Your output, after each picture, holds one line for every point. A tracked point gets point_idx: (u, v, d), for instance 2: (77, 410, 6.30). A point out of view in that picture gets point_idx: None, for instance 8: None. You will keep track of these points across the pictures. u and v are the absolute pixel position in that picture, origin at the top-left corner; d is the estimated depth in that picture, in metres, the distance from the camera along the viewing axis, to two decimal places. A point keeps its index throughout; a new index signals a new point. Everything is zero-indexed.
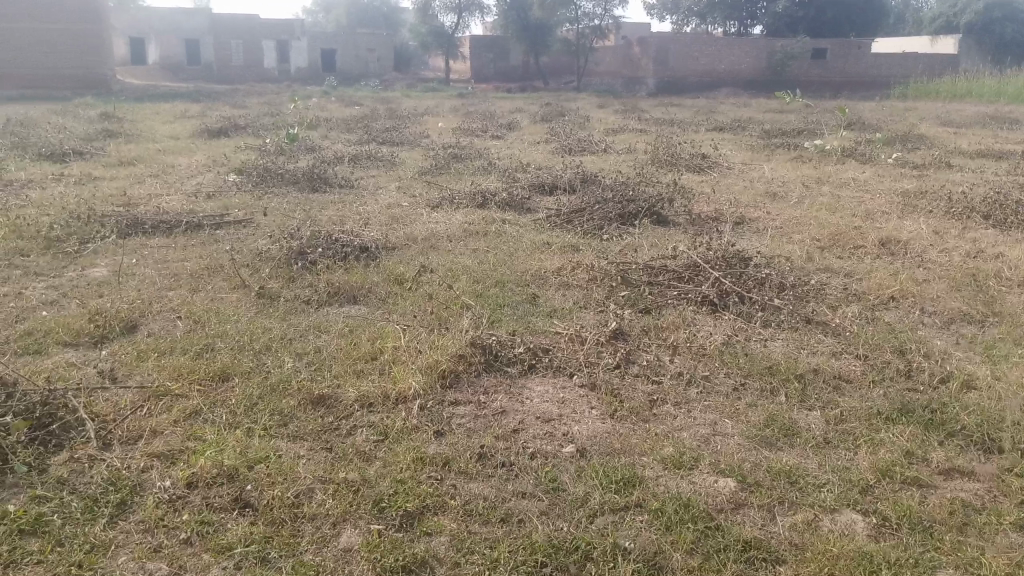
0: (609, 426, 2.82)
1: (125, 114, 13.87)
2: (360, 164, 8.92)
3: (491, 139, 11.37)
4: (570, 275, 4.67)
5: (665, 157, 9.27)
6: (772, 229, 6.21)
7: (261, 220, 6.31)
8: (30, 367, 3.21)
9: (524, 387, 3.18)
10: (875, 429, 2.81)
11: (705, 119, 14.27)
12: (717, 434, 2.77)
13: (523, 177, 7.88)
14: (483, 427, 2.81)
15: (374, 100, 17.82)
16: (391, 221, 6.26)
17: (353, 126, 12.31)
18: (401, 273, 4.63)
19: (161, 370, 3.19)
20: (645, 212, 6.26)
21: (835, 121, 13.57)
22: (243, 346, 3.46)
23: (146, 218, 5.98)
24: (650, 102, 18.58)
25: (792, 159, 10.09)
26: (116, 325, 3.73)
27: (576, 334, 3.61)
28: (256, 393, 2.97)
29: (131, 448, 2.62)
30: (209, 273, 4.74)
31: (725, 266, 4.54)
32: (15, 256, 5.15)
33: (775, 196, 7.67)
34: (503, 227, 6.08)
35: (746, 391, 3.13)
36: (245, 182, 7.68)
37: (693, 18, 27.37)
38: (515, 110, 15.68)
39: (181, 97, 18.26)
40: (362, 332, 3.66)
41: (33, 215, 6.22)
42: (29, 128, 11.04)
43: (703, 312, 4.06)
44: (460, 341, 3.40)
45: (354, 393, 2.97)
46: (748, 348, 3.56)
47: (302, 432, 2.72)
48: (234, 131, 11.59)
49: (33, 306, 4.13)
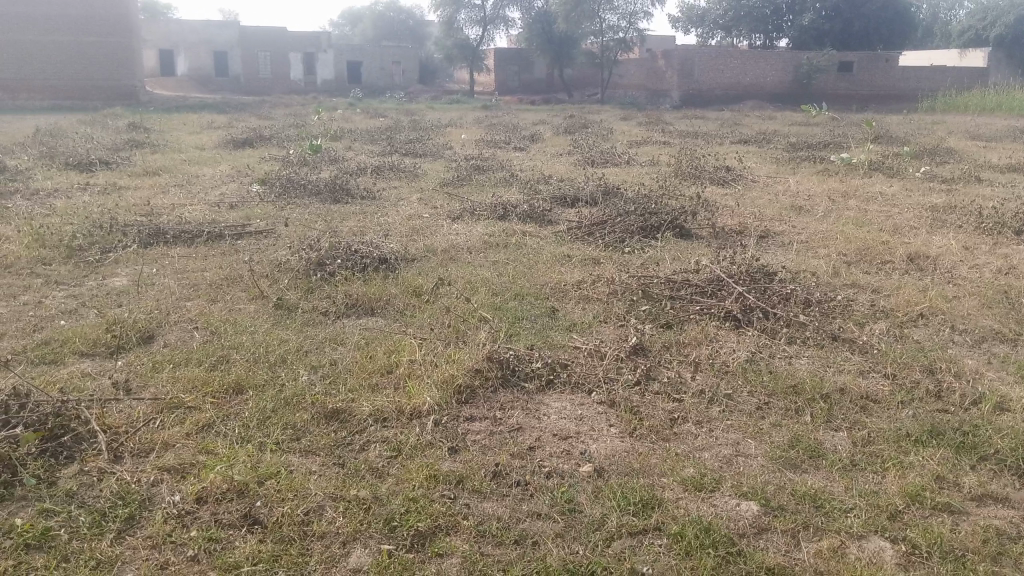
0: (628, 445, 2.75)
1: (152, 124, 14.03)
2: (382, 175, 8.92)
3: (513, 151, 11.35)
4: (590, 288, 4.60)
5: (688, 170, 9.19)
6: (797, 243, 6.11)
7: (281, 230, 6.31)
8: (44, 377, 3.20)
9: (541, 403, 3.12)
10: (903, 452, 2.72)
11: (730, 131, 14.15)
12: (740, 455, 2.69)
13: (545, 189, 7.83)
14: (499, 443, 2.75)
15: (397, 112, 17.92)
16: (411, 232, 6.24)
17: (376, 137, 12.34)
18: (419, 285, 4.59)
19: (175, 381, 3.16)
20: (668, 225, 6.18)
21: (861, 133, 13.41)
22: (258, 358, 3.43)
23: (168, 227, 6.00)
24: (674, 115, 18.51)
25: (818, 172, 9.97)
26: (133, 335, 3.71)
27: (596, 349, 3.55)
28: (269, 406, 2.93)
29: (142, 461, 2.60)
30: (228, 283, 4.74)
31: (749, 281, 4.46)
32: (37, 265, 5.18)
33: (801, 209, 7.56)
34: (523, 239, 6.03)
35: (770, 410, 3.05)
36: (267, 192, 7.71)
37: (719, 30, 27.28)
38: (539, 122, 15.67)
39: (207, 108, 18.44)
40: (378, 345, 3.62)
41: (57, 224, 6.26)
42: (57, 138, 11.18)
43: (725, 327, 3.98)
44: (477, 355, 3.35)
45: (368, 407, 2.92)
46: (773, 365, 3.47)
47: (314, 447, 2.68)
48: (258, 141, 11.66)
49: (52, 315, 4.14)
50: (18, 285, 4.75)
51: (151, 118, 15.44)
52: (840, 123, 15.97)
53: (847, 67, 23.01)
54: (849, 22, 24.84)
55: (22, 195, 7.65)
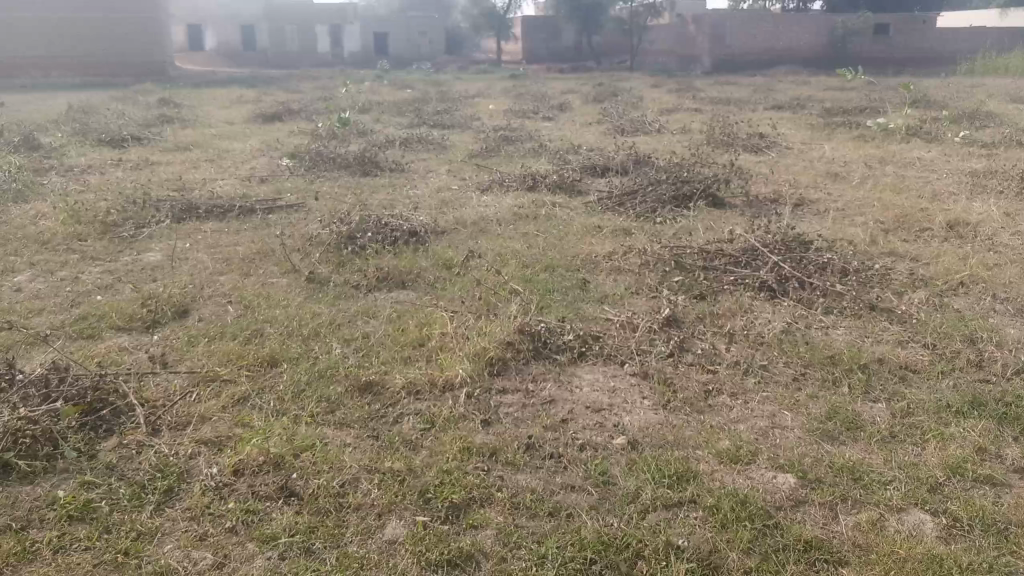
0: (662, 417, 2.73)
1: (183, 99, 14.10)
2: (411, 148, 8.90)
3: (543, 121, 11.25)
4: (622, 259, 4.56)
5: (720, 138, 9.05)
6: (833, 210, 6.00)
7: (312, 204, 6.33)
8: (82, 352, 3.25)
9: (574, 375, 3.10)
10: (944, 423, 2.67)
11: (763, 97, 13.86)
12: (776, 426, 2.66)
13: (575, 159, 7.76)
14: (532, 416, 2.74)
15: (425, 83, 17.84)
16: (441, 204, 6.22)
17: (404, 109, 12.29)
18: (450, 258, 4.58)
19: (211, 355, 3.20)
20: (700, 194, 6.10)
21: (899, 98, 13.09)
22: (292, 331, 3.44)
23: (200, 202, 6.04)
24: (706, 82, 18.20)
25: (853, 138, 9.76)
26: (168, 309, 3.75)
27: (628, 321, 3.52)
28: (304, 379, 2.95)
29: (180, 434, 2.63)
30: (260, 257, 4.77)
31: (784, 250, 4.39)
32: (73, 241, 5.26)
33: (837, 176, 7.42)
34: (553, 210, 5.99)
35: (806, 381, 3.01)
36: (297, 166, 7.73)
37: None
38: (568, 91, 15.50)
39: (237, 82, 18.49)
40: (410, 318, 3.62)
41: (91, 200, 6.33)
42: (90, 115, 11.30)
43: (760, 298, 3.93)
44: (509, 328, 3.34)
45: (400, 380, 2.93)
46: (809, 336, 3.42)
47: (348, 419, 2.69)
48: (287, 115, 11.68)
49: (89, 291, 4.19)
50: (55, 261, 4.81)
51: (181, 93, 15.51)
52: (876, 88, 15.60)
53: (883, 29, 22.42)
54: None
55: (57, 172, 7.75)
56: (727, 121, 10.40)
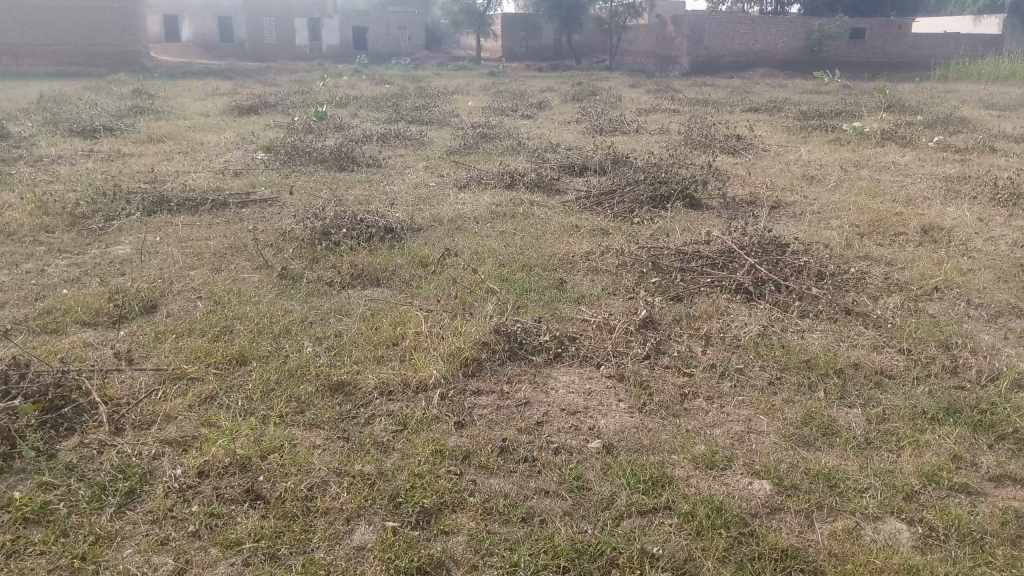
0: (637, 421, 2.70)
1: (157, 90, 13.89)
2: (388, 143, 8.82)
3: (521, 118, 11.21)
4: (599, 259, 4.53)
5: (698, 139, 9.05)
6: (809, 213, 6.02)
7: (287, 198, 6.24)
8: (45, 347, 3.16)
9: (549, 377, 3.06)
10: (919, 430, 2.66)
11: (741, 99, 13.92)
12: (751, 431, 2.64)
13: (553, 158, 7.72)
14: (506, 418, 2.70)
15: (403, 78, 17.72)
16: (418, 201, 6.15)
17: (382, 105, 12.19)
18: (425, 256, 4.52)
19: (178, 352, 3.12)
20: (677, 195, 6.09)
21: (875, 102, 13.20)
22: (262, 329, 3.37)
23: (172, 195, 5.93)
24: (684, 82, 18.27)
25: (830, 141, 9.81)
26: (135, 304, 3.66)
27: (604, 322, 3.49)
28: (273, 377, 2.88)
29: (144, 433, 2.56)
30: (232, 252, 4.68)
31: (760, 253, 4.38)
32: (40, 233, 5.13)
33: (813, 179, 7.45)
34: (531, 209, 5.94)
35: (782, 386, 2.99)
36: (272, 160, 7.63)
37: None
38: (547, 90, 15.47)
39: (212, 74, 18.26)
40: (384, 316, 3.57)
41: (60, 191, 6.20)
42: (61, 104, 11.07)
43: (737, 301, 3.91)
44: (484, 328, 3.30)
45: (373, 380, 2.87)
46: (785, 340, 3.41)
47: (318, 420, 2.63)
48: (263, 108, 11.53)
49: (54, 284, 4.09)
50: (21, 253, 4.69)
51: (156, 84, 15.30)
52: (852, 92, 15.73)
53: (860, 34, 22.62)
54: None
55: (25, 162, 7.59)
56: (705, 122, 10.42)
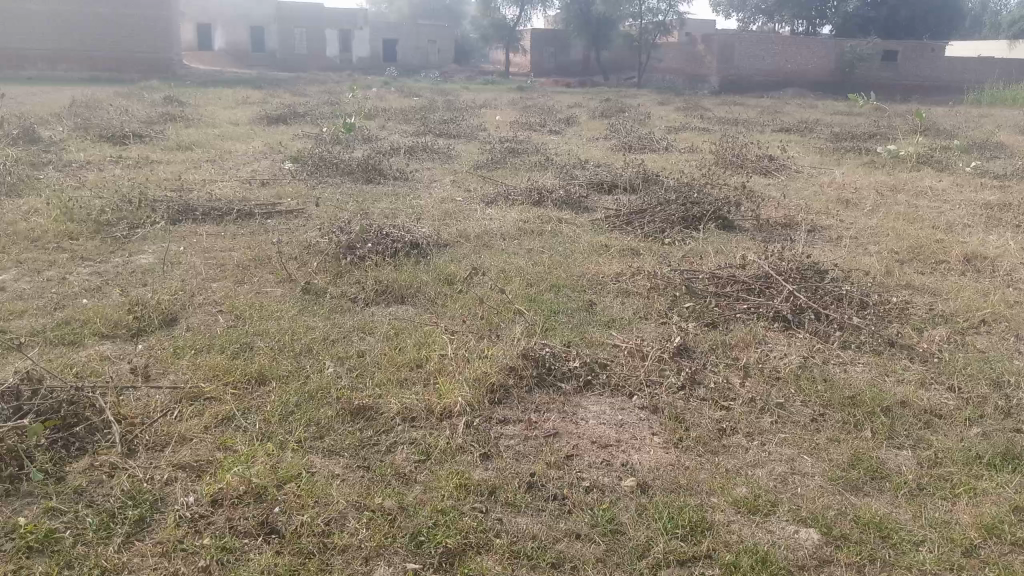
0: (673, 457, 2.55)
1: (188, 98, 13.96)
2: (415, 156, 8.74)
3: (549, 134, 11.11)
4: (630, 281, 4.39)
5: (730, 159, 8.90)
6: (845, 238, 5.84)
7: (313, 210, 6.17)
8: (60, 361, 3.07)
9: (579, 406, 2.92)
10: (975, 476, 2.49)
11: (771, 119, 13.74)
12: (795, 472, 2.49)
13: (582, 175, 7.60)
14: (534, 450, 2.56)
15: (432, 91, 17.71)
16: (445, 216, 6.06)
17: (410, 117, 12.15)
18: (452, 273, 4.41)
19: (195, 369, 3.02)
20: (710, 216, 5.93)
21: (910, 125, 12.97)
22: (283, 347, 3.26)
23: (198, 204, 5.87)
24: (714, 101, 18.12)
25: (864, 164, 9.62)
26: (154, 317, 3.57)
27: (637, 348, 3.35)
28: (292, 399, 2.77)
29: (157, 456, 2.45)
30: (255, 264, 4.60)
31: (799, 279, 4.21)
32: (64, 240, 5.08)
33: (848, 203, 7.26)
34: (559, 227, 5.82)
35: (826, 423, 2.84)
36: (299, 171, 7.57)
37: (761, 15, 26.55)
38: (575, 105, 15.38)
39: (243, 83, 18.36)
40: (408, 336, 3.45)
41: (86, 198, 6.17)
42: (93, 110, 11.14)
43: (775, 329, 3.76)
44: (512, 352, 3.17)
45: (395, 405, 2.75)
46: (827, 373, 3.25)
47: (338, 447, 2.51)
48: (292, 118, 11.53)
49: (75, 293, 4.01)
50: (44, 260, 4.64)
51: (187, 92, 15.38)
52: (885, 114, 15.50)
53: (892, 56, 22.35)
54: (895, 10, 24.13)
55: (54, 167, 7.59)
56: (736, 142, 10.26)
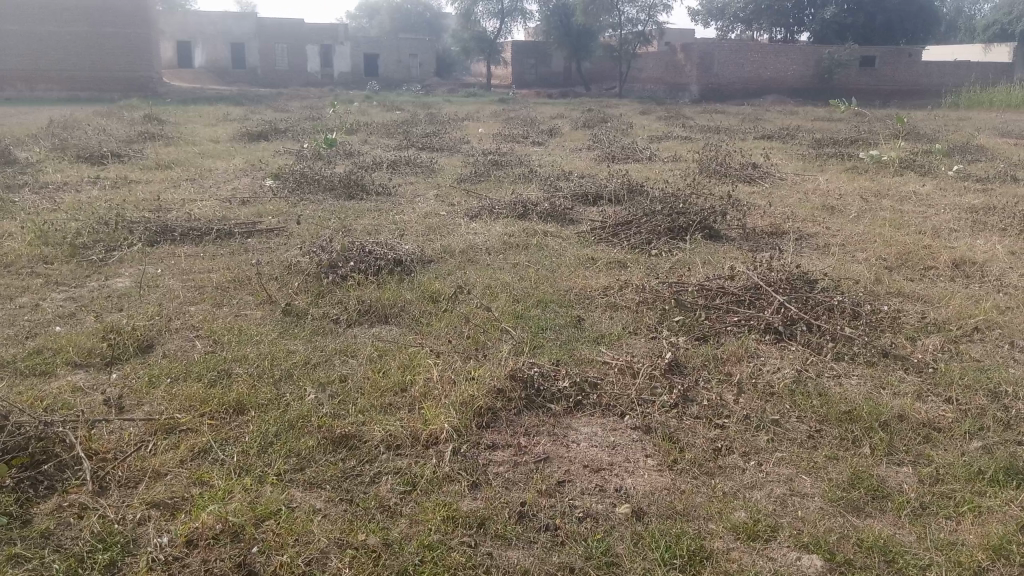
0: (668, 480, 2.47)
1: (168, 116, 13.84)
2: (398, 170, 8.66)
3: (533, 146, 11.06)
4: (618, 294, 4.31)
5: (714, 167, 8.87)
6: (833, 246, 5.80)
7: (294, 228, 6.07)
8: (30, 393, 2.95)
9: (570, 428, 2.83)
10: (979, 493, 2.42)
11: (753, 126, 13.75)
12: (793, 494, 2.42)
13: (566, 186, 7.54)
14: (524, 478, 2.47)
15: (414, 105, 17.64)
16: (428, 231, 5.97)
17: (392, 131, 12.07)
18: (436, 290, 4.32)
19: (171, 400, 2.90)
20: (697, 226, 5.87)
21: (891, 129, 13.01)
22: (262, 373, 3.16)
23: (176, 225, 5.76)
24: (695, 109, 18.17)
25: (847, 170, 9.62)
26: (129, 344, 3.46)
27: (627, 365, 3.27)
28: (271, 429, 2.67)
29: (130, 494, 2.35)
30: (235, 286, 4.49)
31: (789, 289, 4.15)
32: (38, 264, 4.96)
33: (834, 209, 7.23)
34: (544, 240, 5.74)
35: (823, 440, 2.76)
36: (281, 188, 7.47)
37: (740, 23, 26.70)
38: (557, 116, 15.35)
39: (224, 100, 18.24)
40: (392, 358, 3.35)
41: (62, 220, 6.04)
42: (70, 129, 10.99)
43: (767, 342, 3.69)
44: (498, 373, 3.08)
45: (379, 433, 2.65)
46: (822, 387, 3.18)
47: (319, 479, 2.41)
48: (273, 134, 11.42)
49: (47, 320, 3.89)
50: (16, 286, 4.52)
51: (166, 110, 15.24)
52: (866, 119, 15.55)
53: (870, 62, 22.54)
54: (872, 16, 24.30)
55: (30, 189, 7.46)
56: (720, 150, 10.23)
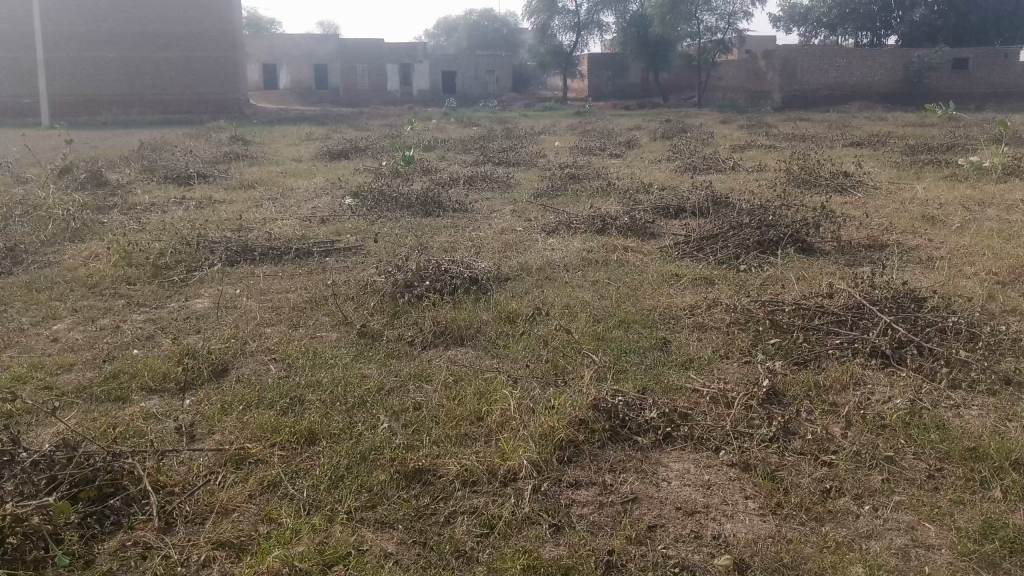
0: (772, 528, 2.24)
1: (253, 136, 14.15)
2: (475, 186, 8.56)
3: (610, 158, 10.84)
4: (706, 314, 4.06)
5: (802, 177, 8.48)
6: (936, 259, 5.39)
7: (372, 246, 6.01)
8: (103, 421, 2.91)
9: (660, 464, 2.62)
10: None
11: (840, 134, 13.19)
12: (917, 546, 2.15)
13: (647, 199, 7.29)
14: (612, 521, 2.27)
15: (491, 121, 17.60)
16: (505, 248, 5.83)
17: (469, 147, 12.03)
18: (515, 310, 4.15)
19: (242, 428, 2.81)
20: (788, 239, 5.55)
21: (990, 133, 12.26)
22: (335, 399, 3.04)
23: (256, 244, 5.77)
24: (779, 117, 17.61)
25: (945, 177, 9.07)
26: (204, 368, 3.40)
27: (720, 394, 3.02)
28: (343, 462, 2.53)
29: (196, 531, 2.26)
30: (312, 306, 4.42)
31: (895, 308, 3.82)
32: (122, 285, 5.01)
33: (935, 220, 6.77)
34: (626, 256, 5.51)
35: (946, 480, 2.48)
36: (359, 206, 7.44)
37: (823, 29, 25.84)
38: (635, 127, 15.07)
39: (306, 120, 18.61)
40: (468, 384, 3.20)
41: (147, 240, 6.13)
42: (159, 151, 11.30)
43: (873, 367, 3.39)
44: (581, 402, 2.89)
45: (455, 467, 2.50)
46: (940, 419, 2.87)
47: (391, 518, 2.27)
48: (353, 153, 11.51)
49: (126, 343, 3.89)
50: (100, 307, 4.56)
51: (251, 131, 15.61)
52: (963, 124, 14.76)
53: (963, 64, 21.39)
54: (965, 16, 23.17)
55: (120, 210, 7.65)
56: (808, 159, 9.79)
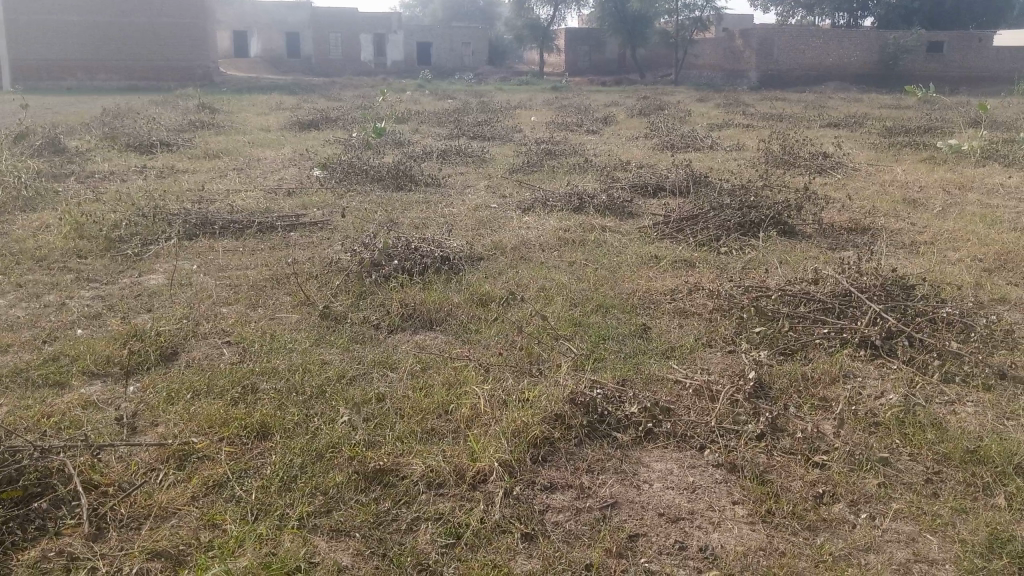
0: (762, 538, 2.07)
1: (221, 105, 13.69)
2: (448, 160, 8.30)
3: (586, 134, 10.61)
4: (687, 299, 3.87)
5: (782, 157, 8.32)
6: (920, 245, 5.24)
7: (339, 221, 5.75)
8: (37, 409, 2.66)
9: (642, 464, 2.43)
10: None
11: (817, 113, 13.02)
12: (918, 560, 1.99)
13: (624, 177, 7.08)
14: (589, 530, 2.09)
15: (466, 94, 17.24)
16: (478, 225, 5.60)
17: (443, 120, 11.71)
18: (488, 292, 3.94)
19: (188, 420, 2.58)
20: (770, 221, 5.38)
21: (968, 116, 12.16)
22: (291, 389, 2.81)
23: (217, 217, 5.48)
24: (757, 96, 17.42)
25: (924, 160, 8.94)
26: (151, 351, 3.15)
27: (705, 387, 2.84)
28: (296, 461, 2.31)
29: (130, 537, 2.04)
30: (273, 284, 4.18)
31: (884, 296, 3.65)
32: (71, 259, 4.71)
33: (916, 203, 6.63)
34: (603, 236, 5.31)
35: (945, 483, 2.32)
36: (328, 178, 7.15)
37: (801, 9, 25.60)
38: (611, 103, 14.83)
39: (277, 89, 18.11)
40: (436, 373, 2.98)
41: (101, 210, 5.81)
42: (121, 117, 10.87)
43: (862, 359, 3.22)
44: (557, 396, 2.69)
45: (420, 467, 2.30)
46: (936, 416, 2.71)
47: (347, 526, 2.06)
48: (324, 124, 11.16)
49: (70, 322, 3.62)
50: (45, 282, 4.27)
51: (218, 98, 15.13)
52: (938, 107, 14.67)
53: (938, 48, 21.25)
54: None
55: (75, 179, 7.28)
56: (786, 139, 9.61)
